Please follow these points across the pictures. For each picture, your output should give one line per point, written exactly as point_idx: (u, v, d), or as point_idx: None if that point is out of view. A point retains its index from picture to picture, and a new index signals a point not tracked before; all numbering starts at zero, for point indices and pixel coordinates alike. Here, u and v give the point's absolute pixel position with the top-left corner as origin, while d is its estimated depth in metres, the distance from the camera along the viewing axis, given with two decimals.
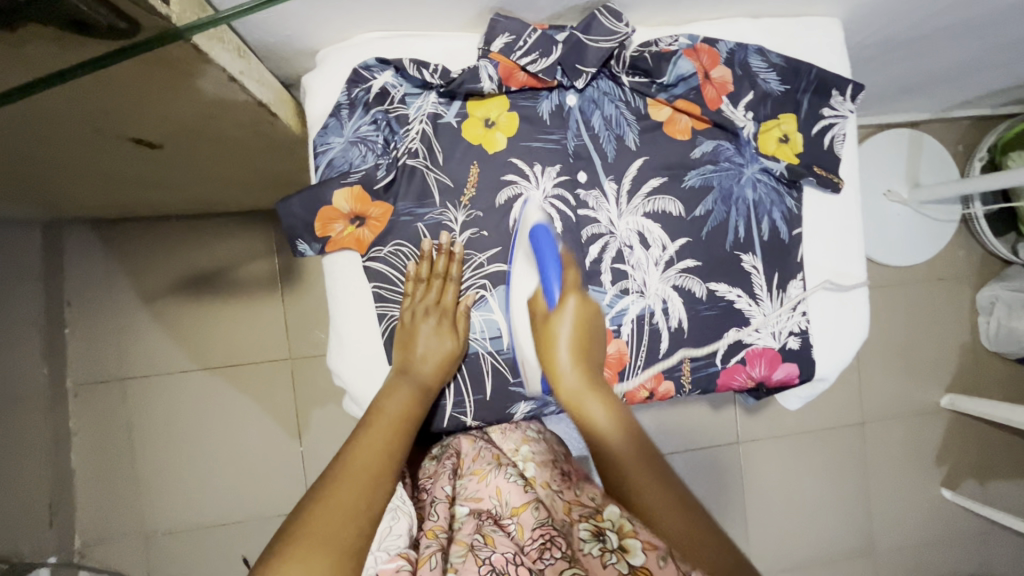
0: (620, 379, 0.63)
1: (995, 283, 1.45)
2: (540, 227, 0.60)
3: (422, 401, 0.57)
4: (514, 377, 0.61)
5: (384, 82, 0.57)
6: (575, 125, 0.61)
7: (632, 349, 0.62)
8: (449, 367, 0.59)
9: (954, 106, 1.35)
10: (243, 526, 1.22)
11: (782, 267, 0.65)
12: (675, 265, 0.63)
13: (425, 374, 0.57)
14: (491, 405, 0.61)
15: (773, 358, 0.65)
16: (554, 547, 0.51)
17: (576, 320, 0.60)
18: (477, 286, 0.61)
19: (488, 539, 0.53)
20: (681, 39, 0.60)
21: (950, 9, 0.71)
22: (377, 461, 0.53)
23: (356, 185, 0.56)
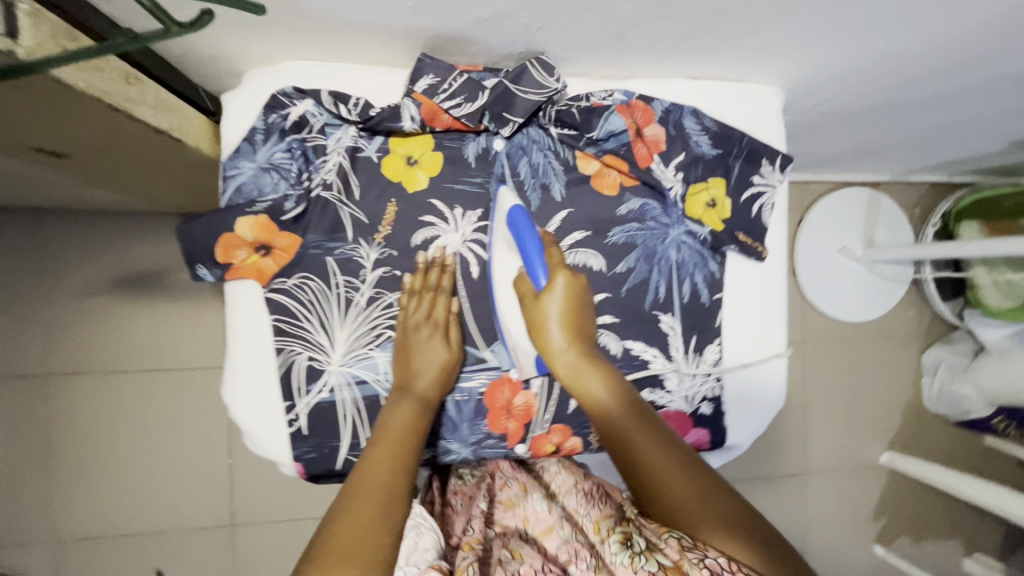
0: (526, 431, 0.62)
1: (940, 346, 1.48)
2: (517, 209, 0.56)
3: (427, 412, 0.55)
4: None
5: (303, 110, 0.55)
6: (501, 171, 0.60)
7: (540, 402, 0.61)
8: (445, 381, 0.58)
9: (911, 171, 1.38)
10: (159, 536, 1.18)
11: (700, 330, 0.64)
12: None
13: (425, 387, 0.56)
14: None
15: (684, 422, 0.64)
16: (580, 559, 0.52)
17: (564, 304, 0.54)
18: (384, 326, 0.59)
19: (516, 553, 0.54)
20: (615, 95, 0.60)
21: (887, 88, 0.72)
22: (385, 465, 0.50)
23: (262, 214, 0.55)
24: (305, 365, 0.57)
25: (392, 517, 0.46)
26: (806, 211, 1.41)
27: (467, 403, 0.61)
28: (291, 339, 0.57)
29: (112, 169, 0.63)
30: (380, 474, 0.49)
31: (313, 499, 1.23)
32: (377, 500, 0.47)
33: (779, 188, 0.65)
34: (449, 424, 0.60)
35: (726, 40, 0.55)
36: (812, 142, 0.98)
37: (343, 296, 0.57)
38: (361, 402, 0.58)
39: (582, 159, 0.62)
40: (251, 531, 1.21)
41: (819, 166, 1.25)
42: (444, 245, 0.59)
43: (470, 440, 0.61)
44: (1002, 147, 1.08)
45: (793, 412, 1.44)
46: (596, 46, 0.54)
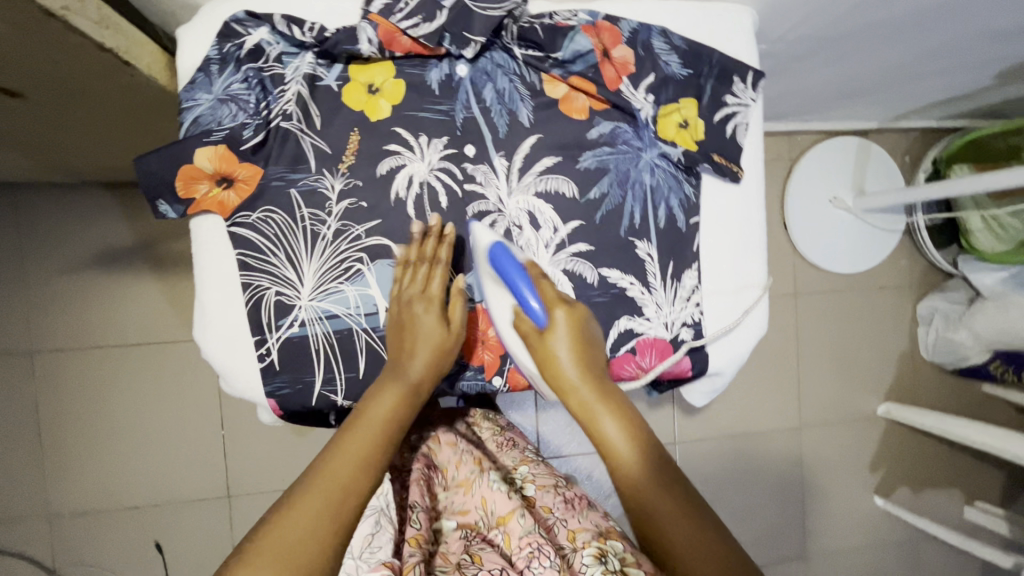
0: (504, 362, 0.61)
1: (936, 295, 1.47)
2: (501, 248, 0.54)
3: (412, 403, 0.54)
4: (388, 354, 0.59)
5: (258, 38, 0.54)
6: (466, 97, 0.59)
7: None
8: (440, 361, 0.56)
9: (901, 117, 1.35)
10: (155, 509, 1.18)
11: (677, 256, 0.63)
12: (566, 248, 0.61)
13: (417, 374, 0.55)
14: (364, 384, 0.58)
15: (664, 350, 0.63)
16: (542, 556, 0.54)
17: (565, 342, 0.53)
18: (353, 258, 0.58)
19: (476, 557, 0.55)
20: (580, 14, 0.59)
21: (862, 6, 0.70)
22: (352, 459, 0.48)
23: (221, 144, 0.53)
24: (274, 300, 0.56)
25: (345, 513, 0.45)
26: (795, 162, 1.40)
27: None
28: (257, 274, 0.56)
29: (72, 118, 0.62)
30: (346, 465, 0.47)
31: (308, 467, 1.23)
32: (333, 492, 0.45)
33: (751, 110, 0.64)
34: None
35: None
36: (792, 80, 0.97)
37: (309, 229, 0.57)
38: (333, 337, 0.58)
39: (549, 86, 0.60)
40: (248, 502, 1.21)
41: (805, 112, 1.23)
42: (411, 174, 0.58)
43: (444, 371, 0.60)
44: (990, 80, 1.06)
45: (788, 367, 1.44)
46: None
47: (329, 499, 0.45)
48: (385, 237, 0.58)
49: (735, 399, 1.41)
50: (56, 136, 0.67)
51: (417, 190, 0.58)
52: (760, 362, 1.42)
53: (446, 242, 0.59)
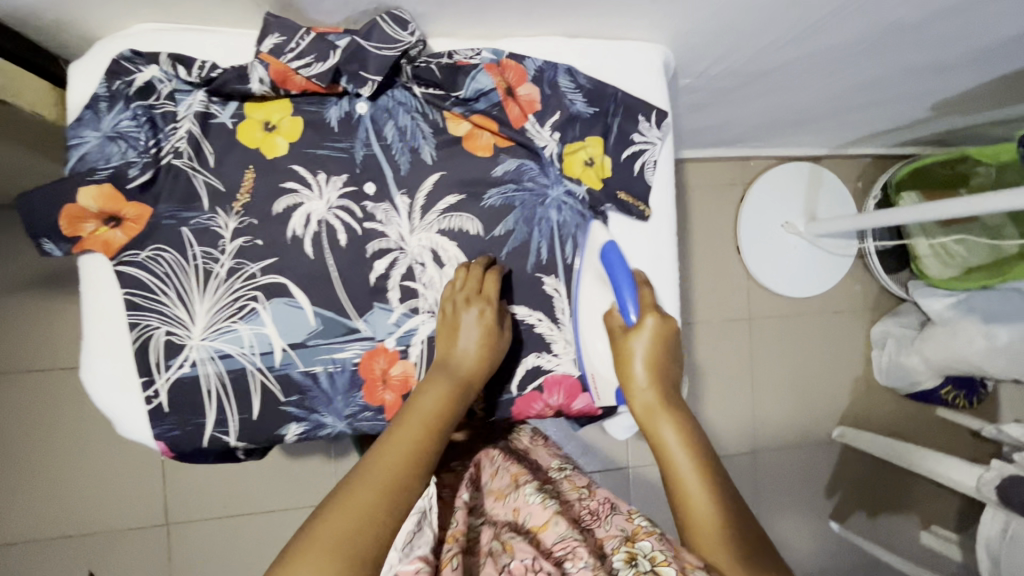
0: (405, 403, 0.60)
1: (889, 319, 1.48)
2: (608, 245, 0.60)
3: (458, 398, 0.54)
4: (285, 395, 0.57)
5: (149, 75, 0.53)
6: (367, 135, 0.58)
7: (419, 372, 0.60)
8: (488, 361, 0.57)
9: (849, 144, 1.37)
10: (89, 539, 1.15)
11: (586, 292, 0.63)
12: None
13: (463, 369, 0.56)
14: (258, 425, 0.57)
15: (573, 388, 0.63)
16: (576, 558, 0.50)
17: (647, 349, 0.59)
18: (247, 297, 0.57)
19: (509, 546, 0.52)
20: (484, 53, 0.57)
21: (775, 44, 0.71)
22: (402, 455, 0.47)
23: (106, 183, 0.52)
24: (164, 340, 0.55)
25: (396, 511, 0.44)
26: (748, 186, 1.41)
27: (341, 375, 0.58)
28: (145, 313, 0.54)
29: None
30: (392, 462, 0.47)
31: (248, 494, 1.21)
32: (381, 487, 0.45)
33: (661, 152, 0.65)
34: (322, 397, 0.58)
35: None
36: (728, 111, 0.98)
37: (201, 268, 0.55)
38: (226, 378, 0.56)
39: (454, 126, 0.60)
40: (187, 532, 1.18)
41: (752, 139, 1.24)
42: (309, 213, 0.57)
43: (345, 413, 0.59)
44: (925, 112, 1.07)
45: (743, 390, 1.44)
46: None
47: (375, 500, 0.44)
48: (281, 276, 0.57)
49: None
50: None
51: (315, 228, 0.58)
52: (716, 386, 1.42)
53: (345, 280, 0.58)
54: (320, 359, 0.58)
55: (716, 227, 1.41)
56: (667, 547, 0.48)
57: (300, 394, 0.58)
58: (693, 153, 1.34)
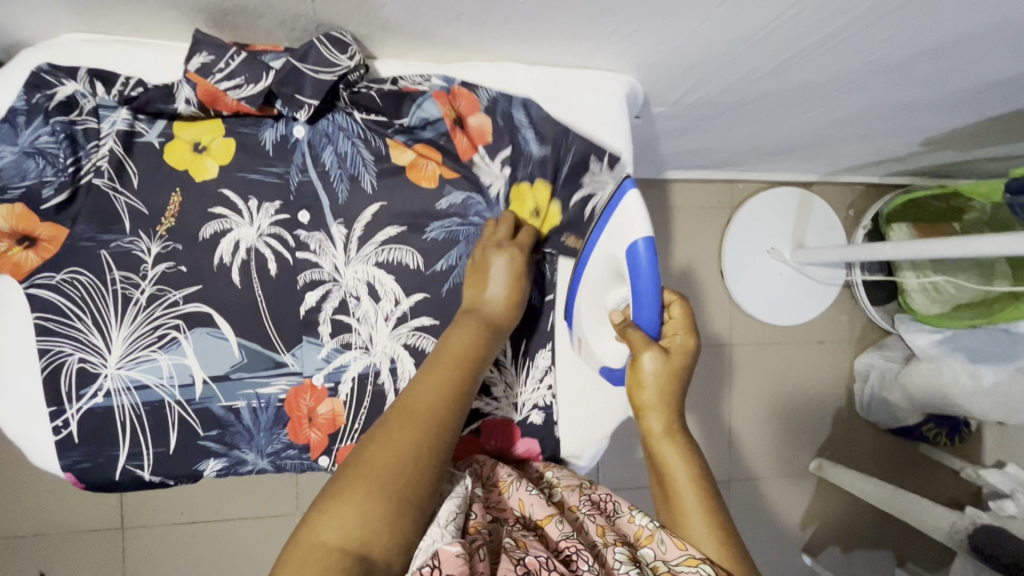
0: (332, 443, 0.57)
1: (873, 351, 1.44)
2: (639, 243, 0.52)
3: (489, 341, 0.53)
4: (204, 430, 0.55)
5: (70, 90, 0.50)
6: (303, 160, 0.55)
7: (349, 411, 0.57)
8: (515, 310, 0.56)
9: (840, 171, 1.34)
10: (39, 539, 1.13)
11: (528, 333, 0.62)
12: (407, 322, 0.58)
13: (493, 309, 0.55)
14: (174, 460, 0.55)
15: (512, 430, 0.61)
16: (582, 560, 0.46)
17: (660, 370, 0.53)
18: (168, 326, 0.54)
19: (521, 542, 0.46)
20: (434, 80, 0.56)
21: (747, 77, 0.67)
22: (440, 394, 0.46)
23: (18, 202, 0.50)
24: (77, 367, 0.52)
25: (441, 449, 0.44)
26: (734, 210, 1.37)
27: (264, 411, 0.56)
28: (58, 339, 0.52)
29: None
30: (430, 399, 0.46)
31: (204, 501, 1.19)
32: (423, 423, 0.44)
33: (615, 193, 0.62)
34: (243, 433, 0.55)
35: (530, 18, 0.52)
36: (708, 137, 0.94)
37: (120, 294, 0.53)
38: (142, 410, 0.54)
39: (397, 154, 0.57)
40: (140, 537, 1.16)
41: (738, 164, 1.21)
42: (237, 240, 0.55)
43: (268, 450, 0.56)
44: (916, 146, 1.03)
45: (720, 417, 1.40)
46: (394, 23, 0.52)
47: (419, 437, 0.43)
48: (207, 305, 0.54)
49: None
50: None
51: (244, 256, 0.55)
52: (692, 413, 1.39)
53: (274, 311, 0.56)
54: (243, 394, 0.55)
55: (700, 250, 1.38)
56: (674, 554, 0.47)
57: (222, 429, 0.55)
58: (678, 174, 1.30)
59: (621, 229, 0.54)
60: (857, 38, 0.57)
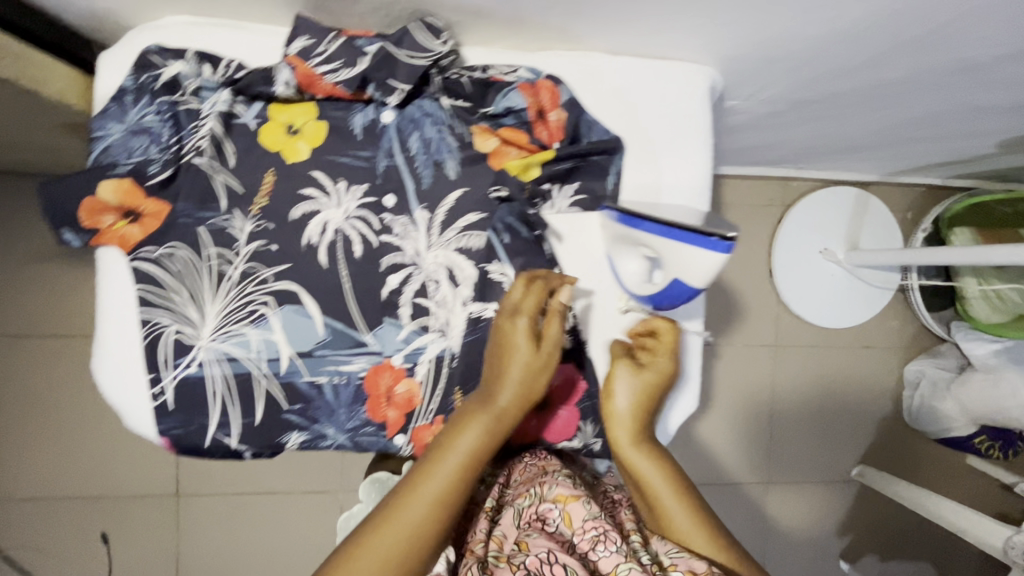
0: (408, 421, 0.58)
1: (925, 358, 1.41)
2: (691, 288, 0.54)
3: (497, 436, 0.50)
4: (288, 404, 0.57)
5: (175, 71, 0.53)
6: (388, 144, 0.56)
7: (425, 391, 0.58)
8: (529, 388, 0.52)
9: (902, 172, 1.30)
10: (101, 501, 1.19)
11: (536, 266, 0.58)
12: (484, 304, 0.58)
13: (505, 402, 0.50)
14: (259, 431, 0.57)
15: None
16: (608, 540, 0.47)
17: (634, 385, 0.56)
18: (258, 302, 0.56)
19: (524, 544, 0.48)
20: (520, 71, 0.57)
21: (832, 72, 0.66)
22: (428, 508, 0.45)
23: (125, 178, 0.52)
24: (174, 338, 0.55)
25: (414, 560, 0.44)
26: (787, 209, 1.34)
27: (345, 388, 0.58)
28: (158, 312, 0.54)
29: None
30: (416, 516, 0.45)
31: (254, 474, 1.23)
32: (401, 540, 0.44)
33: (683, 183, 0.61)
34: (325, 409, 0.57)
35: (624, 8, 0.52)
36: (776, 133, 0.92)
37: (215, 269, 0.55)
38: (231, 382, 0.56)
39: (482, 144, 0.57)
40: (194, 504, 1.21)
41: (797, 161, 1.18)
42: (325, 221, 0.56)
43: (347, 426, 0.58)
44: (991, 148, 0.99)
45: (761, 418, 1.39)
46: (486, 11, 0.52)
47: (397, 550, 0.44)
48: (298, 285, 0.56)
49: (700, 447, 1.37)
50: None
51: (331, 237, 0.56)
52: (732, 413, 1.37)
53: (358, 296, 0.57)
54: (326, 370, 0.57)
55: (749, 247, 1.36)
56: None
57: (305, 404, 0.57)
58: (732, 170, 1.28)
59: (683, 270, 0.53)
60: (956, 37, 0.55)
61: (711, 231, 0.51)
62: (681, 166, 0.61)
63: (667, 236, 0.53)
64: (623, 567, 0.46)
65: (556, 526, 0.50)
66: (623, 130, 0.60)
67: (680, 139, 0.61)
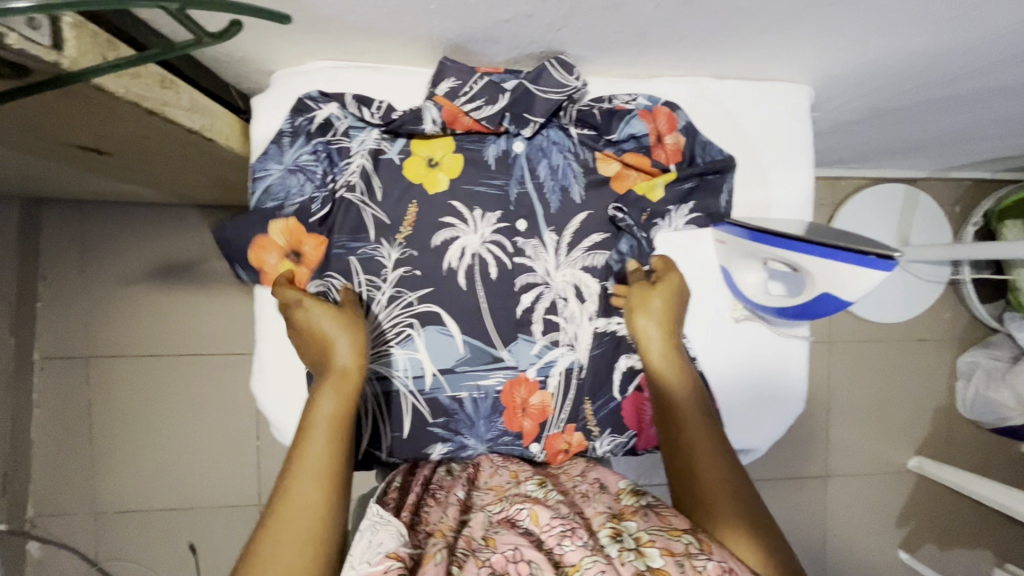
0: (542, 431, 0.62)
1: (977, 349, 1.43)
2: (842, 302, 0.58)
3: (350, 393, 0.53)
4: (432, 417, 0.61)
5: (328, 113, 0.57)
6: (520, 172, 0.61)
7: (556, 402, 0.62)
8: (359, 345, 0.55)
9: (952, 167, 1.32)
10: (189, 513, 1.23)
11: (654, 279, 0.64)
12: (609, 317, 0.63)
13: (344, 363, 0.54)
14: (408, 443, 0.61)
15: None
16: (574, 535, 0.47)
17: (662, 307, 0.60)
18: (404, 323, 0.60)
19: (490, 541, 0.49)
20: (639, 99, 0.60)
21: (922, 85, 0.69)
22: (313, 480, 0.48)
23: (290, 217, 0.58)
24: None
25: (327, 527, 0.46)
26: (839, 207, 1.37)
27: (483, 401, 0.61)
28: None
29: (134, 168, 0.72)
30: (313, 490, 0.47)
31: None
32: (307, 515, 0.46)
33: (789, 198, 0.65)
34: (466, 420, 0.61)
35: (746, 39, 0.56)
36: (845, 139, 0.95)
37: (365, 294, 0.59)
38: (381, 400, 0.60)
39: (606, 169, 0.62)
40: None
41: (853, 161, 1.21)
42: (464, 246, 0.60)
43: (486, 436, 0.62)
44: None
45: (819, 412, 1.42)
46: (615, 45, 0.56)
47: (303, 528, 0.45)
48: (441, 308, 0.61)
49: None
50: (112, 174, 0.75)
51: (468, 261, 0.60)
52: None
53: (493, 317, 0.61)
54: (465, 385, 0.61)
55: None
56: (654, 524, 0.48)
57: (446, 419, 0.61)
58: None
59: (839, 285, 0.57)
60: None
61: (870, 248, 0.54)
62: (787, 179, 0.65)
63: (824, 255, 0.56)
64: (588, 559, 0.45)
65: (524, 528, 0.50)
66: (731, 148, 0.64)
67: (783, 153, 0.65)
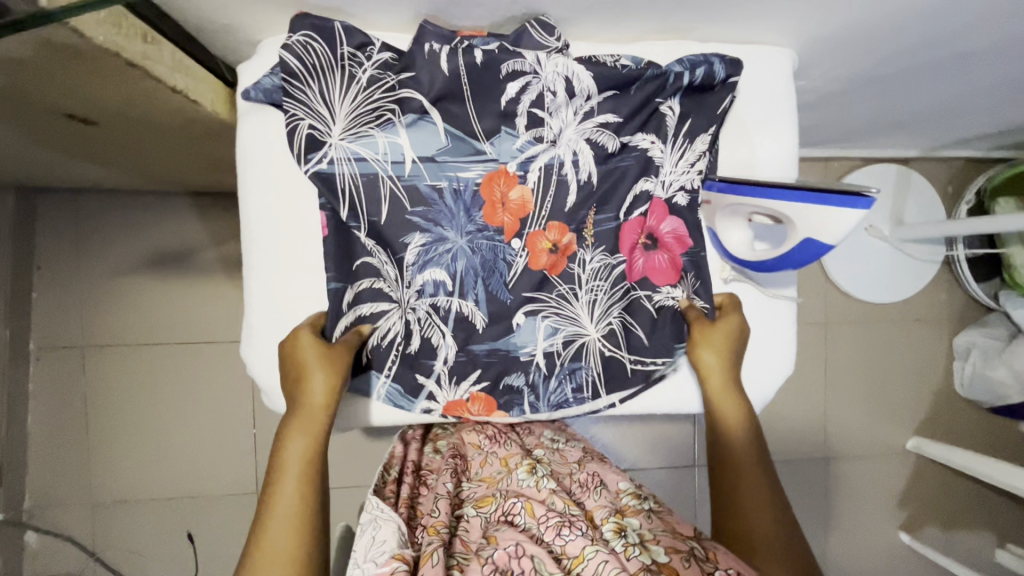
0: (533, 379, 0.63)
1: (974, 329, 1.43)
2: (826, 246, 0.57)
3: (319, 430, 0.54)
4: (421, 358, 0.62)
5: (300, 42, 0.54)
6: (496, 99, 0.58)
7: (547, 347, 0.63)
8: (337, 368, 0.56)
9: (945, 146, 1.32)
10: (186, 502, 1.22)
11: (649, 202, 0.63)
12: (597, 263, 0.63)
13: (317, 399, 0.54)
14: (399, 386, 0.62)
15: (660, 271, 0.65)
16: (573, 526, 0.52)
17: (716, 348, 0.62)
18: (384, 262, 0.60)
19: (493, 538, 0.52)
20: (623, 59, 0.59)
21: (905, 51, 0.69)
22: (290, 524, 0.49)
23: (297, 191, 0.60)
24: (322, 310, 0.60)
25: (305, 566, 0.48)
26: None
27: (467, 361, 0.62)
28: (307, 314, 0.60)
29: (122, 146, 0.72)
30: (285, 536, 0.48)
31: None
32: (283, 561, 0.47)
33: (773, 160, 0.66)
34: (456, 368, 0.62)
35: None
36: (834, 113, 0.95)
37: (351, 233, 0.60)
38: (376, 342, 0.61)
39: (590, 92, 0.59)
40: None
41: (842, 141, 1.21)
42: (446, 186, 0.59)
43: (478, 383, 0.62)
44: None
45: (816, 394, 1.41)
46: (597, 6, 0.55)
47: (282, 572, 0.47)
48: (427, 252, 0.60)
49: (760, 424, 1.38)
50: (99, 155, 0.76)
51: (455, 206, 0.60)
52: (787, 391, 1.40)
53: (478, 262, 0.61)
54: (455, 331, 0.61)
55: None
56: (658, 526, 0.54)
57: (434, 363, 0.62)
58: None
59: (818, 228, 0.56)
60: None
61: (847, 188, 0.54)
62: (773, 141, 0.66)
63: (800, 197, 0.56)
64: (590, 550, 0.49)
65: (521, 520, 0.54)
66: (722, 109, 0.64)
67: (769, 116, 0.66)
